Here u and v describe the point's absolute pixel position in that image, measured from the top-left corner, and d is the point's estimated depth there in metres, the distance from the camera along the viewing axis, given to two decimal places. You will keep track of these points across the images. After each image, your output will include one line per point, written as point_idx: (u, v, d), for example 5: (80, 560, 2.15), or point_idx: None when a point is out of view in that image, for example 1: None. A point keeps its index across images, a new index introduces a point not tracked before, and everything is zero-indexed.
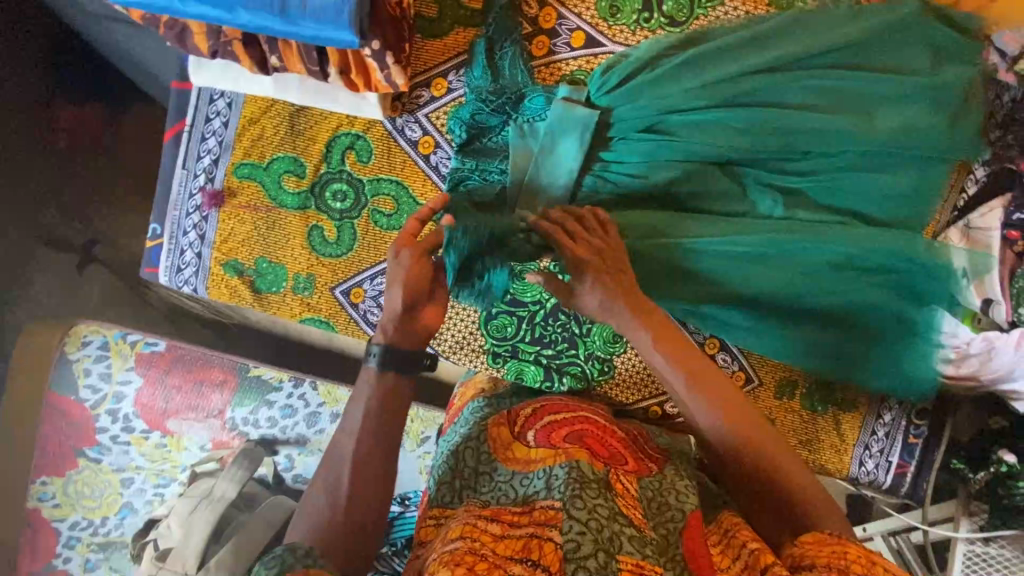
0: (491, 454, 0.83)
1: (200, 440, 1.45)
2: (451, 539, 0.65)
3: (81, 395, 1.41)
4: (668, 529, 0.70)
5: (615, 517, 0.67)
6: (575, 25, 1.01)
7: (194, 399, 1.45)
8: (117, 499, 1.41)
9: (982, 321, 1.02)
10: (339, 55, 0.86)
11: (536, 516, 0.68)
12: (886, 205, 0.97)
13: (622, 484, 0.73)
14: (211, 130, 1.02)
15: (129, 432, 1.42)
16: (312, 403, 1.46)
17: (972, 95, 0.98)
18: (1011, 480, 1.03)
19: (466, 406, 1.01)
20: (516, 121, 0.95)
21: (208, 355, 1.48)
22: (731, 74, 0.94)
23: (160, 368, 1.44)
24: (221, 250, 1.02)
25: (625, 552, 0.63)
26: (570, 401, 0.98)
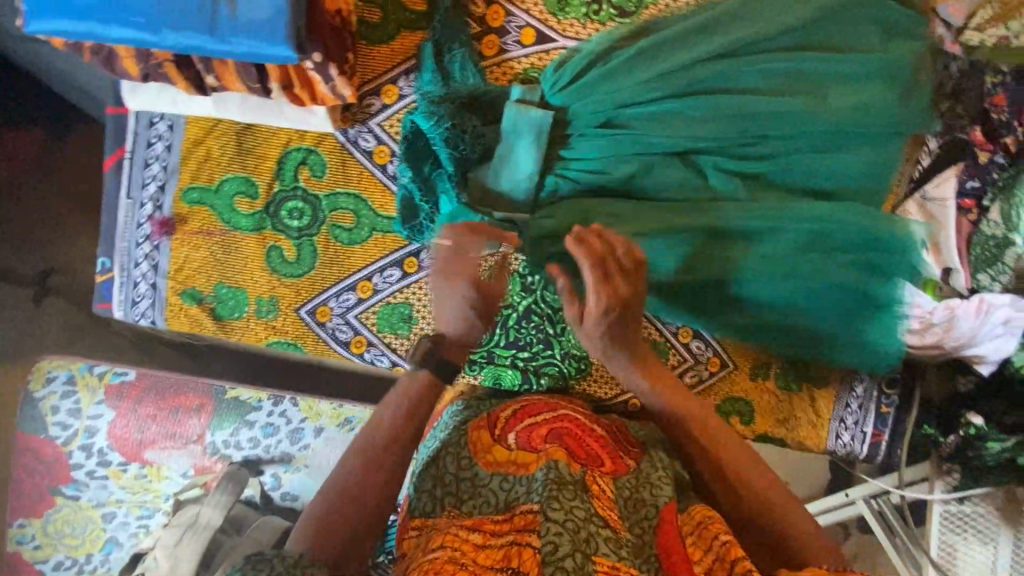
0: (471, 458, 0.83)
1: (180, 466, 1.40)
2: (433, 548, 0.67)
3: (52, 433, 1.38)
4: (644, 528, 0.72)
5: (592, 518, 0.67)
6: (524, 22, 0.97)
7: (172, 426, 1.40)
8: (101, 534, 1.37)
9: (943, 289, 1.03)
10: (279, 69, 0.81)
11: (516, 522, 0.69)
12: (842, 182, 0.98)
13: (598, 485, 0.74)
14: (153, 156, 0.96)
15: (105, 466, 1.38)
16: (294, 419, 1.43)
17: (921, 67, 0.99)
18: (977, 441, 1.05)
19: (446, 408, 1.01)
20: (451, 126, 0.90)
21: (181, 381, 1.43)
22: (683, 64, 0.93)
23: (131, 399, 1.40)
24: (176, 279, 0.98)
25: (601, 553, 0.64)
26: (548, 400, 0.97)
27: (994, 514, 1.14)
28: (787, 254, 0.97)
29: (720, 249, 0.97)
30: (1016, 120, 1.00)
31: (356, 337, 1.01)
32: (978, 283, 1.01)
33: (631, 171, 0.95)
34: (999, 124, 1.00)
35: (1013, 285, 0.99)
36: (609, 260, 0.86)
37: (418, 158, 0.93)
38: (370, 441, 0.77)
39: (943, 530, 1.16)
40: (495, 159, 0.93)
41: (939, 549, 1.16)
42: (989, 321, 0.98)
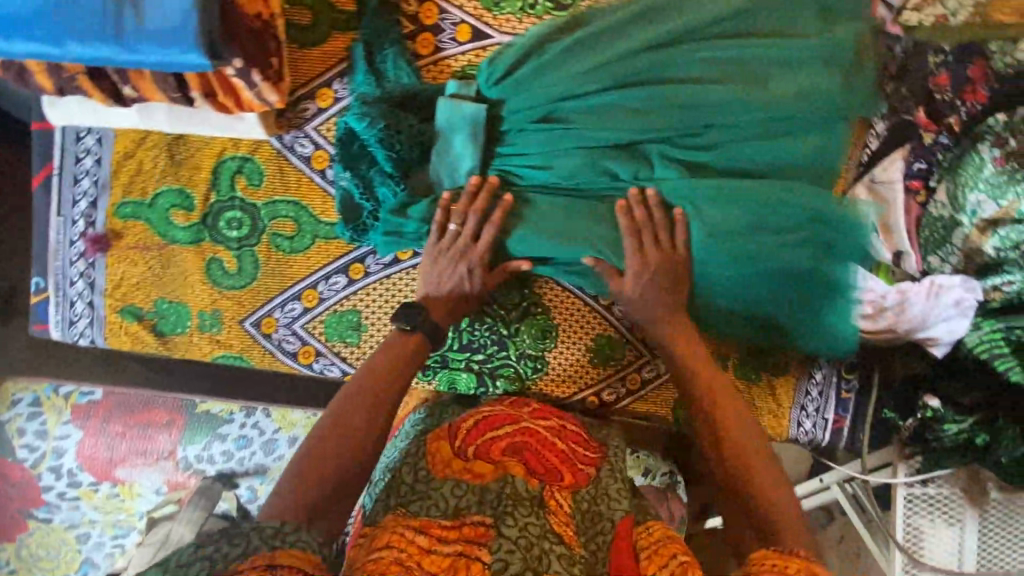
0: (428, 471, 0.80)
1: (153, 484, 1.45)
2: (378, 548, 0.69)
3: (19, 455, 1.41)
4: (598, 543, 0.75)
5: (546, 535, 0.71)
6: (459, 18, 0.95)
7: (141, 443, 1.42)
8: (76, 555, 1.46)
9: (895, 273, 1.02)
10: (199, 78, 0.79)
11: (465, 532, 0.71)
12: (787, 169, 0.97)
13: (555, 501, 0.77)
14: (83, 170, 0.93)
15: (76, 486, 1.43)
16: (267, 431, 1.44)
17: (865, 50, 0.97)
18: (937, 424, 1.05)
19: (409, 416, 0.99)
20: (384, 125, 0.88)
21: (149, 398, 1.44)
22: (620, 55, 0.92)
23: (98, 417, 1.41)
24: (114, 296, 0.95)
25: (551, 572, 0.68)
26: (508, 409, 0.94)
27: (960, 495, 1.13)
28: (738, 242, 0.95)
29: (668, 240, 0.96)
30: (959, 99, 0.99)
31: (304, 347, 1.00)
32: (929, 265, 1.01)
33: (574, 165, 0.94)
34: (943, 105, 1.00)
35: (964, 266, 0.99)
36: (650, 231, 0.94)
37: (353, 158, 0.92)
38: (343, 414, 0.85)
39: (908, 513, 1.15)
40: (433, 155, 0.92)
41: (905, 532, 1.15)
42: (940, 303, 0.97)
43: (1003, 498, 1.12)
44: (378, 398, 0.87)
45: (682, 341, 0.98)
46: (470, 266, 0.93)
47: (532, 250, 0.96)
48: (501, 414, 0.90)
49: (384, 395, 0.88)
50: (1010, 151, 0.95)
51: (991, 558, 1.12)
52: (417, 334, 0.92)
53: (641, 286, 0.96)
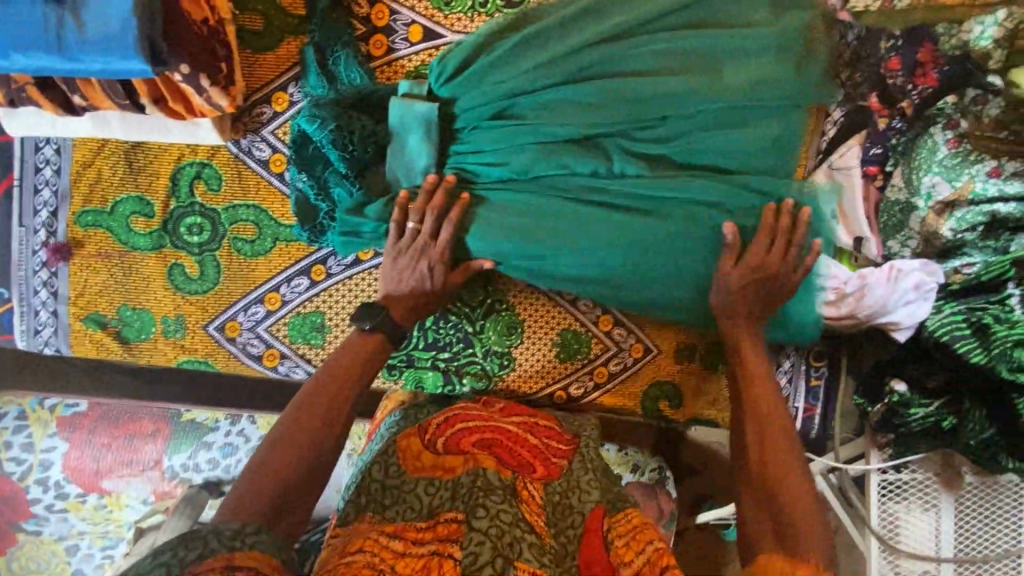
0: (399, 466, 0.82)
1: (140, 493, 1.47)
2: (351, 552, 0.70)
3: (7, 469, 1.45)
4: (569, 536, 0.75)
5: (518, 523, 0.69)
6: (410, 19, 0.96)
7: (127, 453, 1.45)
8: (66, 566, 1.48)
9: (858, 259, 1.04)
10: (147, 84, 0.82)
11: (439, 530, 0.71)
12: (740, 159, 0.97)
13: (527, 491, 0.76)
14: (42, 181, 0.94)
15: (64, 498, 1.46)
16: (253, 437, 1.47)
17: (816, 37, 0.98)
18: (903, 407, 1.02)
19: (385, 419, 1.01)
20: (335, 125, 0.89)
21: (133, 409, 1.47)
22: (570, 49, 0.93)
23: (84, 428, 1.45)
24: (77, 304, 0.96)
25: (523, 559, 0.66)
26: (485, 411, 0.94)
27: (935, 480, 1.12)
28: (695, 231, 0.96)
29: (628, 232, 0.95)
30: (911, 84, 0.99)
31: (268, 350, 1.00)
32: (890, 250, 1.01)
33: (528, 160, 0.94)
34: (896, 89, 1.00)
35: (924, 249, 1.00)
36: (782, 234, 0.94)
37: (308, 160, 0.93)
38: (303, 412, 0.84)
39: (882, 500, 1.14)
40: (387, 155, 0.93)
41: (880, 519, 1.13)
42: (900, 286, 0.97)
43: (978, 481, 1.10)
44: (340, 395, 0.87)
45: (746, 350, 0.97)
46: (432, 264, 0.93)
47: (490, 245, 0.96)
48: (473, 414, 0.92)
49: (344, 390, 0.88)
50: (962, 133, 0.95)
51: (969, 542, 1.10)
52: (377, 335, 0.92)
53: (743, 283, 0.94)
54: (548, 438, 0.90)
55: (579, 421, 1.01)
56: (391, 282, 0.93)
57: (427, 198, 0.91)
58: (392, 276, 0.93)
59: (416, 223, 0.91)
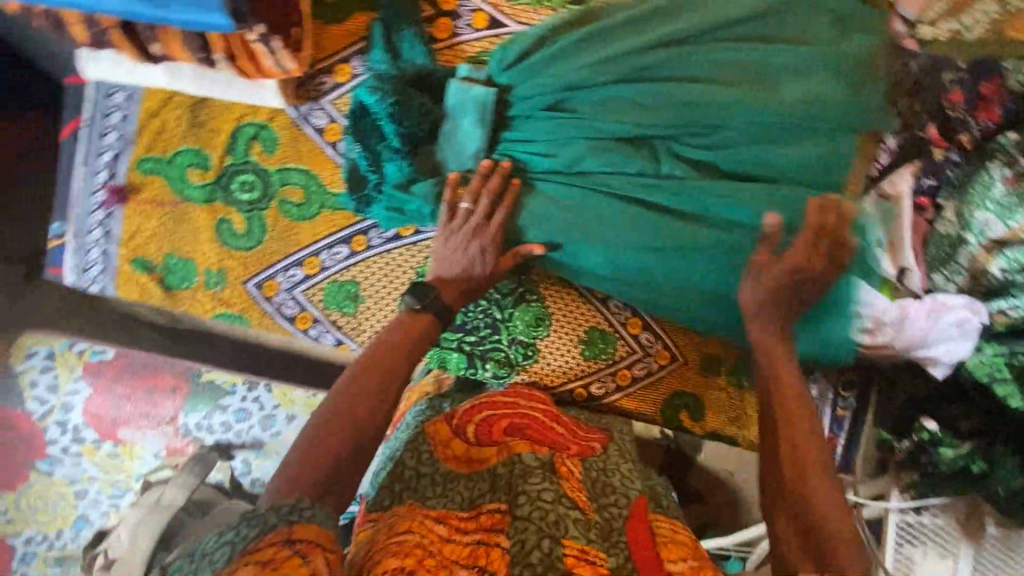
0: (432, 454, 0.84)
1: (153, 447, 1.50)
2: (400, 532, 0.70)
3: (28, 407, 1.48)
4: (612, 513, 0.77)
5: (560, 500, 0.73)
6: (476, 6, 0.98)
7: (145, 406, 1.49)
8: (72, 511, 1.48)
9: (899, 290, 1.01)
10: (222, 40, 0.83)
11: (483, 520, 0.75)
12: (789, 175, 0.96)
13: (565, 468, 0.81)
14: (110, 125, 0.97)
15: (80, 443, 1.49)
16: (266, 406, 1.51)
17: (878, 63, 0.98)
18: (933, 447, 1.01)
19: (410, 410, 1.01)
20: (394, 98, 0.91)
21: (158, 363, 1.52)
22: (633, 49, 0.93)
23: (109, 376, 1.50)
24: (128, 247, 0.99)
25: (570, 536, 0.69)
26: (525, 390, 0.99)
27: (955, 527, 1.09)
28: (737, 242, 0.96)
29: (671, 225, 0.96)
30: (973, 117, 0.99)
31: (301, 313, 1.02)
32: (933, 284, 1.00)
33: (578, 154, 0.95)
34: (955, 122, 0.99)
35: (970, 286, 0.97)
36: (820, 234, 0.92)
37: (364, 130, 0.94)
38: (350, 392, 0.83)
39: (899, 541, 1.11)
40: (441, 134, 0.95)
41: (895, 560, 1.11)
42: (941, 322, 0.95)
43: (1000, 536, 1.07)
44: (390, 373, 0.85)
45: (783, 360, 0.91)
46: (484, 246, 0.93)
47: (533, 232, 0.97)
48: (497, 402, 0.93)
49: (397, 366, 0.86)
50: (1021, 171, 0.93)
51: None
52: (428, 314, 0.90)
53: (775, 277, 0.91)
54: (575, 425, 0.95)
55: (605, 421, 1.03)
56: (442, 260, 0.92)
57: (481, 179, 0.93)
58: (446, 259, 0.93)
59: (471, 201, 0.92)
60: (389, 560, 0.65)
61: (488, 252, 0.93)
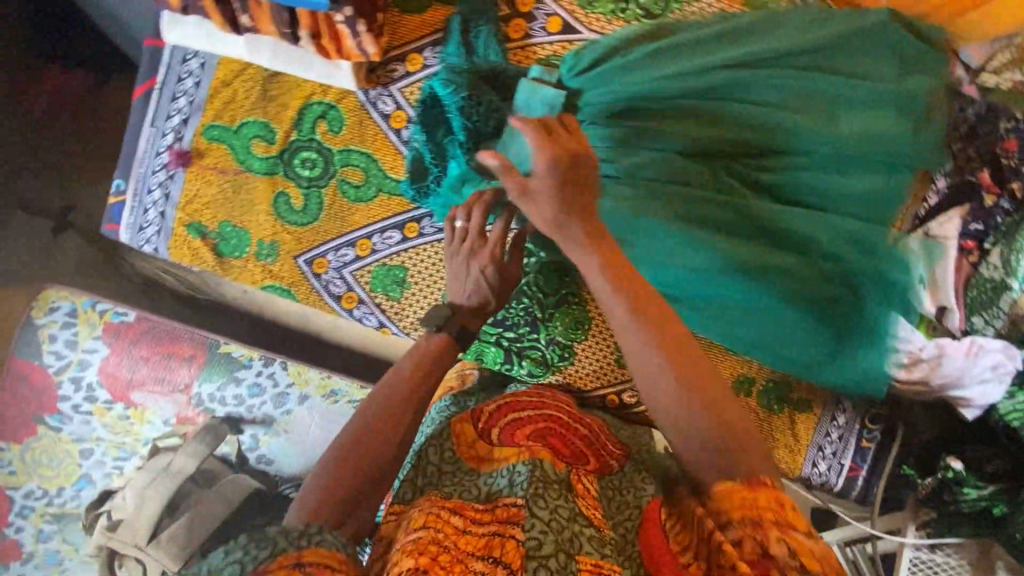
0: (454, 453, 0.83)
1: (163, 414, 1.46)
2: (416, 528, 0.67)
3: (46, 360, 1.45)
4: (627, 527, 0.74)
5: (575, 517, 0.70)
6: (553, 11, 0.99)
7: (161, 371, 1.47)
8: (76, 469, 1.43)
9: (935, 328, 1.03)
10: (309, 18, 0.86)
11: (498, 513, 0.70)
12: (841, 205, 0.98)
13: (582, 485, 0.77)
14: (181, 90, 0.99)
15: (92, 401, 1.45)
16: (280, 383, 1.50)
17: (937, 105, 1.00)
18: (956, 485, 1.03)
19: (435, 403, 1.00)
20: (470, 94, 0.93)
21: (178, 330, 1.49)
22: (702, 67, 0.95)
23: (127, 338, 1.48)
24: (185, 211, 1.01)
25: (584, 552, 0.67)
26: (540, 397, 0.96)
27: (966, 568, 1.10)
28: (783, 268, 0.97)
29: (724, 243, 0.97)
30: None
31: (348, 293, 1.04)
32: (972, 325, 1.01)
33: (640, 163, 0.97)
34: (1010, 170, 1.01)
35: (1007, 331, 1.00)
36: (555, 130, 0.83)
37: (434, 122, 0.96)
38: (369, 414, 0.78)
39: None
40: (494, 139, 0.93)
41: None
42: (978, 363, 0.98)
43: None
44: (410, 395, 0.81)
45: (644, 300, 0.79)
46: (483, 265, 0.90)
47: None
48: (519, 403, 0.92)
49: (418, 394, 0.82)
50: None
51: None
52: (447, 335, 0.86)
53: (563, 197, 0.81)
54: (599, 432, 0.92)
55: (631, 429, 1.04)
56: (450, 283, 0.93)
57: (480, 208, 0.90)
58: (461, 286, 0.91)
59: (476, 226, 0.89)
60: (403, 561, 0.63)
61: (488, 269, 0.89)
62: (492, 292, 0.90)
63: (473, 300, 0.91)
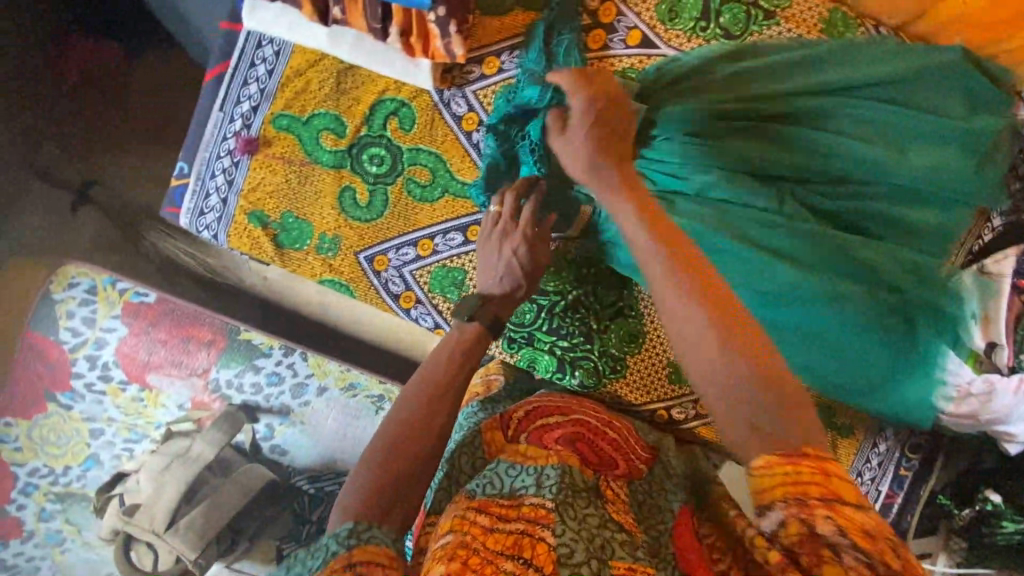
0: (486, 458, 0.81)
1: (178, 398, 1.36)
2: (444, 534, 0.65)
3: (61, 337, 1.34)
4: (660, 531, 0.73)
5: (606, 524, 0.68)
6: (633, 24, 1.03)
7: (179, 355, 1.36)
8: (84, 448, 1.33)
9: (982, 363, 1.04)
10: (403, 16, 0.92)
11: (525, 511, 0.67)
12: (904, 237, 0.99)
13: (612, 491, 0.75)
14: (254, 77, 1.03)
15: (106, 381, 1.34)
16: (300, 373, 1.40)
17: (1002, 145, 1.01)
18: (994, 519, 1.06)
19: (462, 408, 0.97)
20: (555, 96, 0.92)
21: (200, 313, 1.40)
22: (779, 93, 0.97)
23: (146, 319, 1.37)
24: (248, 199, 1.05)
25: (617, 558, 0.64)
26: (565, 400, 0.94)
27: None
28: (844, 296, 0.97)
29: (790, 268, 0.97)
30: None
31: (407, 292, 1.05)
32: (1020, 363, 1.03)
33: (709, 182, 0.96)
34: None
35: None
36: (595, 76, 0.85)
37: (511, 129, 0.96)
38: (405, 410, 0.76)
39: None
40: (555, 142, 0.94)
41: None
42: None
43: None
44: (444, 391, 0.78)
45: (680, 246, 0.68)
46: (515, 248, 0.89)
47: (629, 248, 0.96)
48: (550, 407, 0.89)
49: (454, 387, 0.79)
50: None
51: None
52: (477, 326, 0.86)
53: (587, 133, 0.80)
54: (628, 435, 0.89)
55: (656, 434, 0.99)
56: (481, 272, 0.92)
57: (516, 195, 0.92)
58: (492, 269, 0.91)
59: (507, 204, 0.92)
60: (435, 568, 0.60)
61: (519, 248, 0.88)
62: (522, 275, 0.89)
63: (505, 285, 0.89)
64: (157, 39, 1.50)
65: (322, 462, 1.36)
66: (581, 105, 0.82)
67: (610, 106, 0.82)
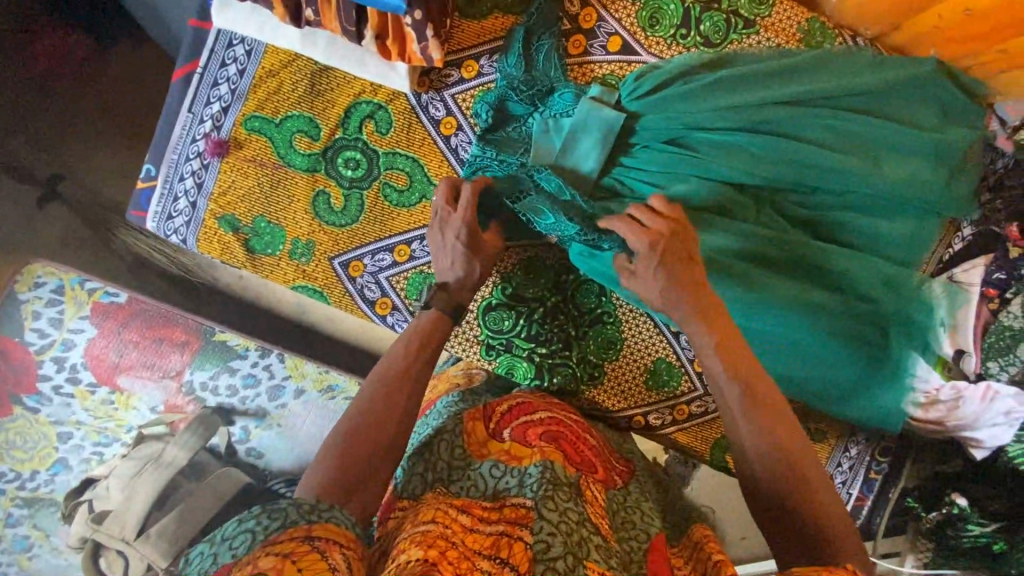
0: (465, 450, 0.77)
1: (150, 401, 1.32)
2: (423, 522, 0.64)
3: (26, 338, 1.29)
4: (633, 545, 0.70)
5: (585, 522, 0.64)
6: (613, 29, 1.02)
7: (151, 356, 1.33)
8: (51, 453, 1.29)
9: (951, 370, 1.06)
10: (379, 21, 0.90)
11: (507, 513, 0.65)
12: (881, 246, 1.00)
13: (592, 491, 0.72)
14: (225, 77, 1.02)
15: (74, 383, 1.30)
16: (276, 376, 1.37)
17: (972, 156, 1.03)
18: (961, 522, 1.10)
19: (441, 398, 0.97)
20: (541, 115, 0.95)
21: (172, 313, 1.36)
22: (758, 102, 0.96)
23: (115, 321, 1.33)
24: (218, 203, 1.03)
25: (592, 559, 0.60)
26: (531, 397, 0.92)
27: None
28: (818, 304, 0.98)
29: (768, 276, 0.98)
30: None
31: (382, 298, 1.03)
32: (987, 370, 1.04)
33: (686, 192, 0.97)
34: None
35: None
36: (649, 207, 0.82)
37: (498, 139, 0.97)
38: (365, 400, 0.77)
39: None
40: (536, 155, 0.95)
41: None
42: (992, 408, 1.03)
43: None
44: (403, 379, 0.79)
45: (747, 376, 0.75)
46: (459, 234, 0.88)
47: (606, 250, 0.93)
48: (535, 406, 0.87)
49: (413, 374, 0.80)
50: None
51: None
52: (433, 312, 0.87)
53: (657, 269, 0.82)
54: (603, 444, 0.88)
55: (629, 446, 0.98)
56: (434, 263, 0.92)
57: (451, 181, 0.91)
58: (442, 257, 0.90)
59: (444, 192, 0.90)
60: (410, 550, 0.58)
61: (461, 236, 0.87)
62: (472, 257, 0.88)
63: (459, 272, 0.89)
64: (133, 31, 1.45)
65: (298, 465, 1.34)
66: (645, 253, 0.80)
67: (674, 252, 0.80)
